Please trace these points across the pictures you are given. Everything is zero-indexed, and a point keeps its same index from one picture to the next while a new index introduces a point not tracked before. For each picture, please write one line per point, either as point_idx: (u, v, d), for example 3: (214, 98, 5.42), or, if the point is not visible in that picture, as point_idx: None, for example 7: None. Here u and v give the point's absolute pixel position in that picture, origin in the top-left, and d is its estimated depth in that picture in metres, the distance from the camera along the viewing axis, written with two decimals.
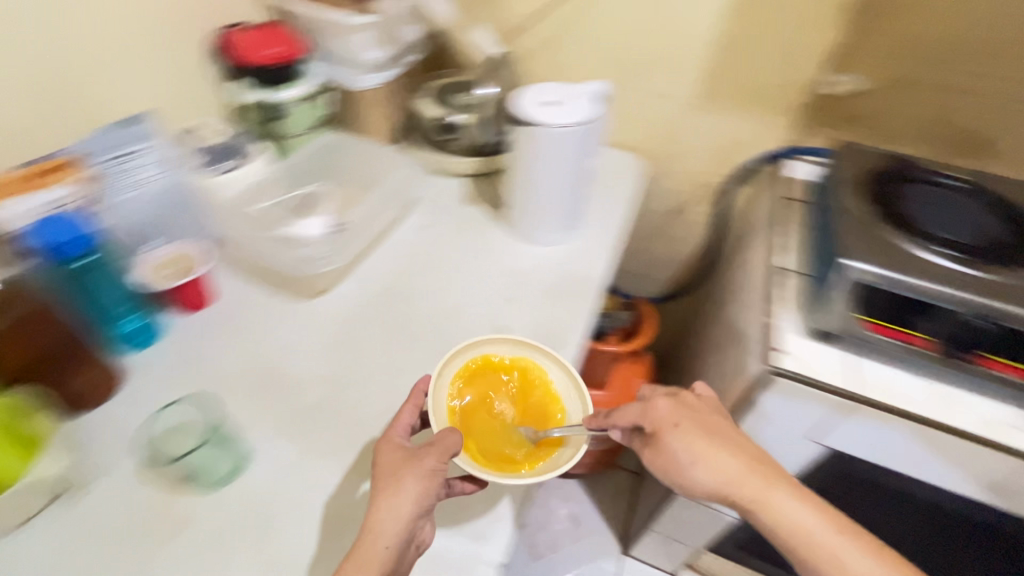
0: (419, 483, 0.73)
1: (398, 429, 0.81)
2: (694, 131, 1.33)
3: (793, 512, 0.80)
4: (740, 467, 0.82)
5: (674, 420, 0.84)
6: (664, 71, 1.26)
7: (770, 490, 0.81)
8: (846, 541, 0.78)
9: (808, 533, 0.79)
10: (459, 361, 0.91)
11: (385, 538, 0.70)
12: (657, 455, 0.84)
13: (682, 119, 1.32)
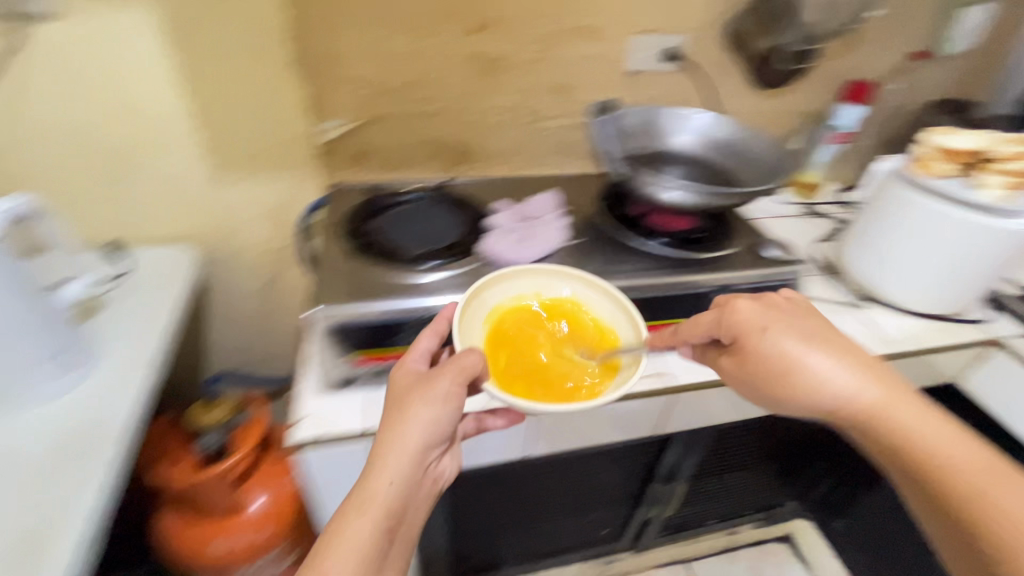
0: (379, 468, 0.55)
1: (409, 367, 0.62)
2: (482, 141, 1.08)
3: (835, 377, 0.64)
4: (853, 376, 0.64)
5: (764, 323, 0.67)
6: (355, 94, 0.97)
7: (890, 399, 0.63)
8: (967, 466, 0.58)
9: (921, 451, 0.60)
10: (501, 280, 0.70)
11: (321, 566, 0.51)
12: (742, 371, 0.68)
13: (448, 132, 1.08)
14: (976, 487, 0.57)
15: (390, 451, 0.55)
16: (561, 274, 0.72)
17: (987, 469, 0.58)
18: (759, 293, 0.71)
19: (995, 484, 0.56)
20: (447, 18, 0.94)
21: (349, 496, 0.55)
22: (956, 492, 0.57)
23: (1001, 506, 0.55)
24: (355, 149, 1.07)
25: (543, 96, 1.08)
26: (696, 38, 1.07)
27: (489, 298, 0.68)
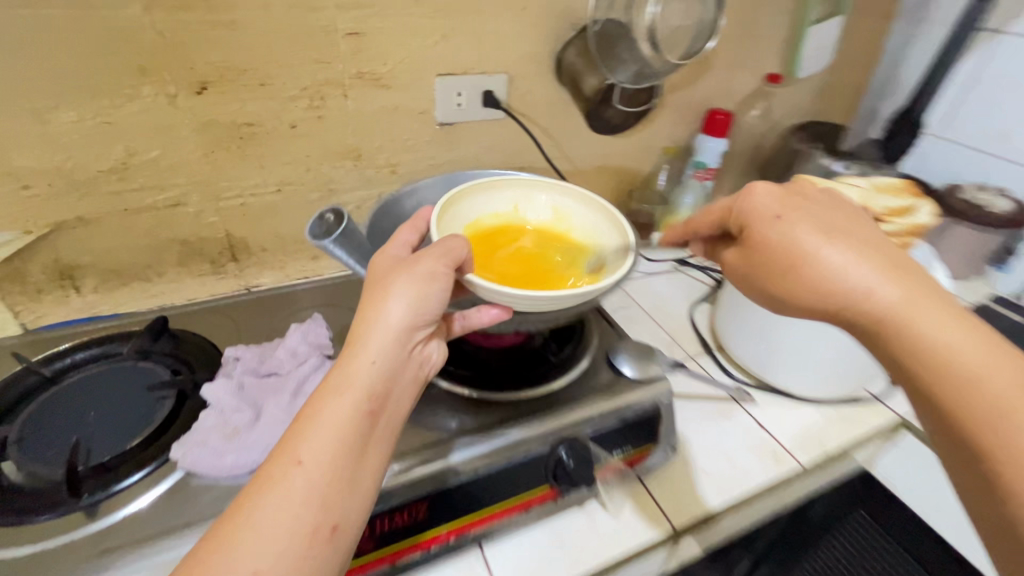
0: (366, 337, 0.46)
1: (383, 259, 0.51)
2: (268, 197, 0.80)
3: (936, 320, 0.43)
4: (867, 270, 0.46)
5: (775, 212, 0.50)
6: (26, 164, 0.64)
7: (909, 299, 0.44)
8: (993, 372, 0.41)
9: (949, 371, 0.42)
10: (498, 184, 0.68)
11: (301, 459, 0.41)
12: (757, 264, 0.52)
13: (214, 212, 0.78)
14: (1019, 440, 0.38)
15: (391, 328, 0.46)
16: (536, 184, 0.69)
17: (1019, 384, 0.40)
18: (796, 185, 0.54)
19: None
20: (148, 75, 0.65)
21: (340, 377, 0.45)
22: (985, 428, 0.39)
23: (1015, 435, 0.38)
24: (53, 268, 0.72)
25: (329, 164, 0.81)
26: (516, 78, 0.86)
27: (470, 208, 0.65)
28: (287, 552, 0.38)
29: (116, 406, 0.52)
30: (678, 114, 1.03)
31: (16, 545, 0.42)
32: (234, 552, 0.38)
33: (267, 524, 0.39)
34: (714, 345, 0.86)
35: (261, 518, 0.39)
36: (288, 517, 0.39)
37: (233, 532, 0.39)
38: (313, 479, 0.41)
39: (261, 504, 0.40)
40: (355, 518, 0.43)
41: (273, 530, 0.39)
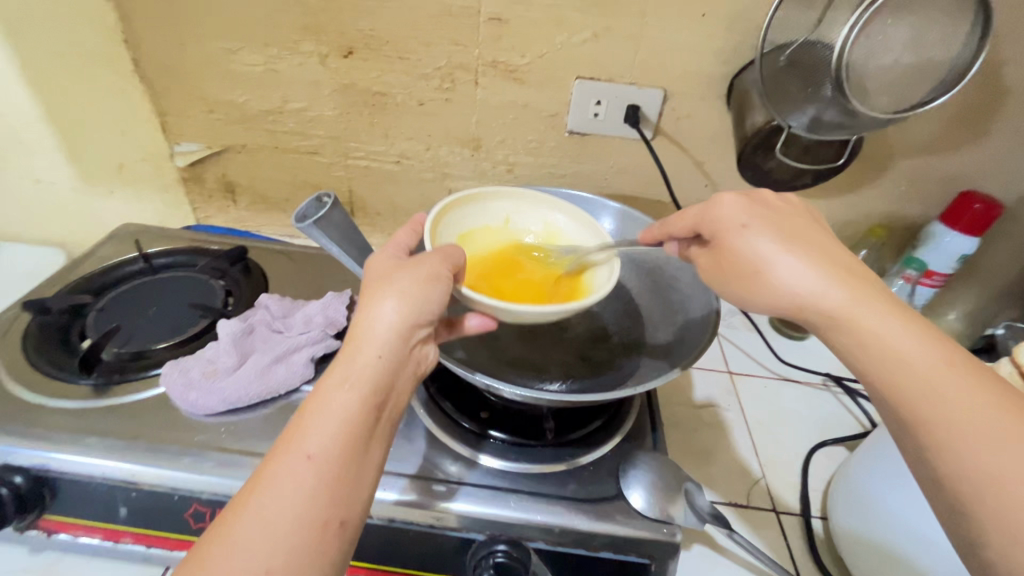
0: (369, 321, 0.38)
1: (382, 257, 0.42)
2: (390, 164, 0.83)
3: (886, 324, 0.37)
4: (817, 274, 0.39)
5: (742, 219, 0.42)
6: (218, 91, 0.77)
7: (855, 299, 0.38)
8: (957, 376, 0.34)
9: (912, 382, 0.35)
10: (483, 202, 0.57)
11: (300, 459, 0.33)
12: (725, 277, 0.44)
13: (343, 166, 0.84)
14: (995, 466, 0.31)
15: (399, 313, 0.38)
16: (517, 196, 0.59)
17: (990, 397, 0.33)
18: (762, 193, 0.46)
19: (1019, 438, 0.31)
20: (309, 34, 0.70)
21: (340, 362, 0.37)
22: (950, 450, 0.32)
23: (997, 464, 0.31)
24: (221, 181, 0.88)
25: (448, 148, 0.80)
26: (674, 96, 0.71)
27: (460, 219, 0.55)
28: (276, 565, 0.30)
29: (169, 310, 0.61)
30: (903, 185, 0.75)
31: (43, 392, 0.51)
32: (218, 561, 0.30)
33: (262, 531, 0.31)
34: (818, 509, 0.62)
35: (252, 522, 0.31)
36: (281, 524, 0.31)
37: (219, 541, 0.31)
38: (312, 482, 0.32)
39: (251, 507, 0.32)
40: (358, 531, 0.34)
41: (269, 539, 0.31)
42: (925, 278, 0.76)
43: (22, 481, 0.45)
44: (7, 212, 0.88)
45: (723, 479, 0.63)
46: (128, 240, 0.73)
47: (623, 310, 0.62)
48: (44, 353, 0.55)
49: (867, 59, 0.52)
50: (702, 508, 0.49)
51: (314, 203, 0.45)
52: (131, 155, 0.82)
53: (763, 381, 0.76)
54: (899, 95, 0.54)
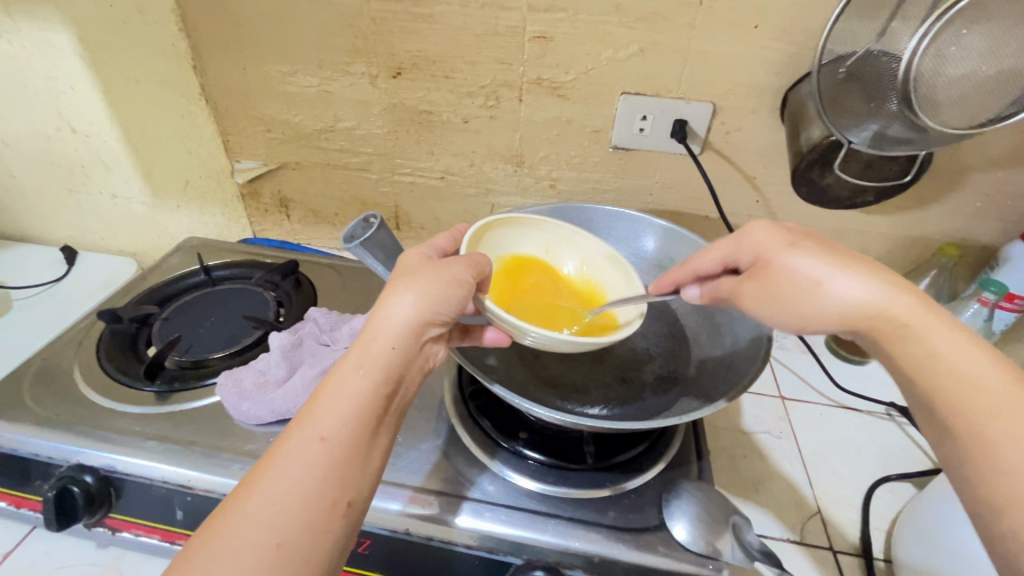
0: (387, 314, 0.38)
1: (410, 259, 0.43)
2: (432, 179, 0.84)
3: (950, 342, 0.36)
4: (874, 289, 0.39)
5: (788, 243, 0.43)
6: (274, 112, 0.81)
7: (916, 312, 0.38)
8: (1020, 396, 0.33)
9: (970, 395, 0.34)
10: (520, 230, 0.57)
11: (311, 439, 0.34)
12: (768, 291, 0.43)
13: (388, 182, 0.86)
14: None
15: (415, 308, 0.38)
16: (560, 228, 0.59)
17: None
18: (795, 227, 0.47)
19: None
20: (360, 56, 0.73)
21: (356, 349, 0.37)
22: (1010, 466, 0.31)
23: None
24: (276, 196, 0.92)
25: (491, 164, 0.81)
26: (723, 109, 0.69)
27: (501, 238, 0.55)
28: (286, 537, 0.31)
29: (225, 322, 0.64)
30: (978, 201, 0.69)
31: (110, 397, 0.55)
32: (228, 530, 0.30)
33: (273, 503, 0.31)
34: (881, 551, 0.57)
35: (263, 494, 0.32)
36: (290, 499, 0.32)
37: (230, 509, 0.31)
38: (324, 462, 0.33)
39: (266, 479, 0.32)
40: (361, 514, 0.34)
41: (279, 512, 0.31)
42: (1005, 302, 0.69)
43: (91, 481, 0.49)
44: (88, 224, 0.95)
45: (773, 511, 0.60)
46: (191, 252, 0.78)
47: (666, 333, 0.60)
48: (114, 359, 0.59)
49: (938, 70, 0.48)
50: (751, 545, 0.45)
51: (363, 225, 0.46)
52: (196, 172, 0.88)
53: (820, 408, 0.72)
54: (977, 108, 0.49)
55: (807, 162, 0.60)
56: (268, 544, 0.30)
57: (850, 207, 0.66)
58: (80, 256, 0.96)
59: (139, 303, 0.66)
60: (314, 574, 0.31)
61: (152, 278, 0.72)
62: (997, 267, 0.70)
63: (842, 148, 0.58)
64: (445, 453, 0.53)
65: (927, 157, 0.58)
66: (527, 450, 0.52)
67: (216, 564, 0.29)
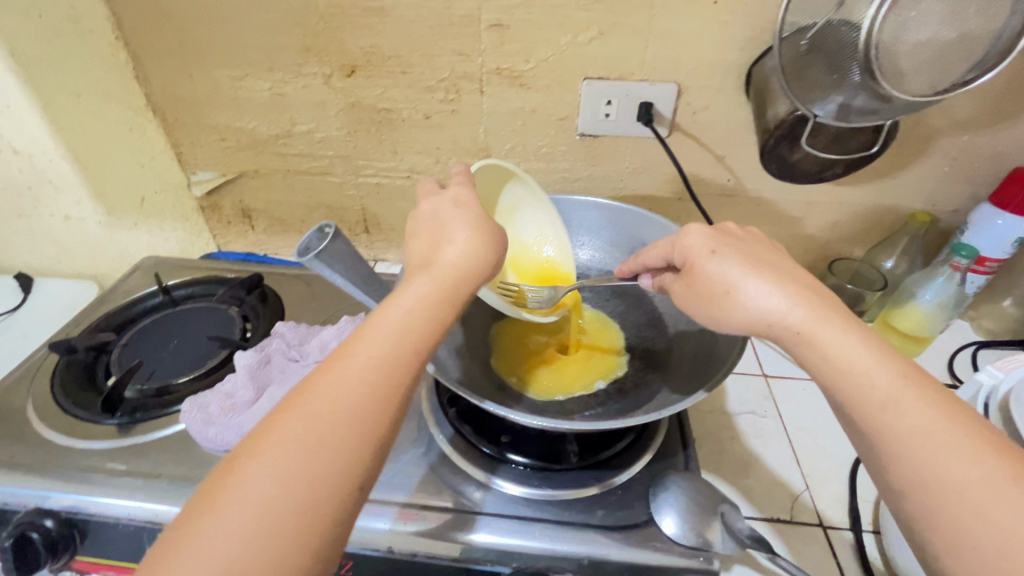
0: (458, 257, 0.41)
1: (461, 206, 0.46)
2: (398, 178, 0.82)
3: (840, 342, 0.36)
4: (777, 294, 0.38)
5: (709, 248, 0.42)
6: (227, 120, 0.78)
7: (809, 315, 0.37)
8: (907, 384, 0.34)
9: (865, 392, 0.34)
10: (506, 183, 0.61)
11: (392, 352, 0.35)
12: (696, 291, 0.43)
13: (353, 184, 0.83)
14: (963, 474, 0.30)
15: (481, 257, 0.42)
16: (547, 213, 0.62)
17: (936, 403, 0.33)
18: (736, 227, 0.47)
19: (981, 449, 0.31)
20: (311, 56, 0.70)
21: (431, 282, 0.40)
22: (917, 457, 0.31)
23: (969, 471, 0.30)
24: (238, 207, 0.89)
25: (457, 160, 0.78)
26: (689, 89, 0.68)
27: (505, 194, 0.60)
28: (374, 438, 0.33)
29: (189, 344, 0.61)
30: (946, 165, 0.69)
31: (69, 434, 0.52)
32: (318, 419, 0.32)
33: (360, 403, 0.33)
34: (869, 522, 0.57)
35: (349, 393, 0.33)
36: (376, 404, 0.34)
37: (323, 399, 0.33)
38: (408, 376, 0.35)
39: (360, 373, 0.34)
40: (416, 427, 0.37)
41: (368, 413, 0.33)
42: (976, 265, 0.70)
43: (53, 524, 0.46)
44: (41, 249, 0.91)
45: (762, 491, 0.60)
46: (150, 272, 0.74)
47: (646, 323, 0.61)
48: (70, 391, 0.56)
49: (900, 38, 0.47)
50: (741, 531, 0.45)
51: (318, 235, 0.46)
52: (150, 187, 0.84)
53: (803, 384, 0.72)
54: (939, 74, 0.49)
55: (776, 138, 0.60)
56: (359, 439, 0.32)
57: (822, 180, 0.65)
58: (36, 283, 0.91)
59: (95, 331, 0.62)
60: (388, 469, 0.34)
61: (109, 302, 0.69)
62: (966, 230, 0.70)
63: (808, 123, 0.57)
64: (426, 460, 0.52)
65: (893, 127, 0.58)
66: (511, 455, 0.51)
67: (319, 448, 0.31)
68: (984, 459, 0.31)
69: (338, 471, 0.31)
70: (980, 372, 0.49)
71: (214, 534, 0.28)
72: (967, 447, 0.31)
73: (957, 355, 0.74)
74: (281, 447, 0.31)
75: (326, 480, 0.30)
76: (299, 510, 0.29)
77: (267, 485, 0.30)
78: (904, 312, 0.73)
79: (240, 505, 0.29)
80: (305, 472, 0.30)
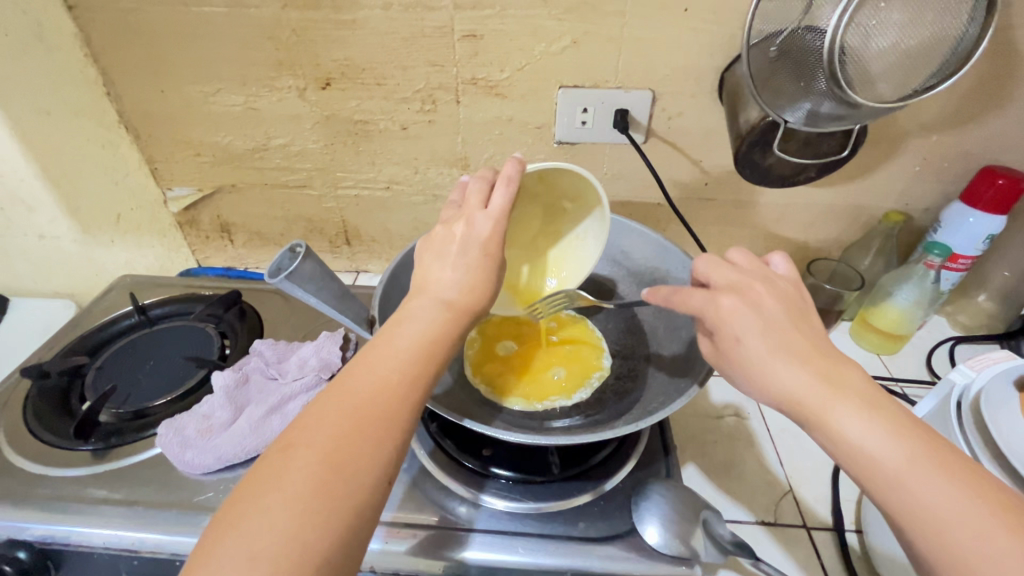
0: (468, 290, 0.40)
1: (481, 226, 0.42)
2: (377, 189, 0.81)
3: (861, 427, 0.33)
4: (803, 377, 0.35)
5: (736, 330, 0.38)
6: (200, 135, 0.77)
7: (830, 395, 0.34)
8: (925, 464, 0.32)
9: (882, 480, 0.32)
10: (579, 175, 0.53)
11: (412, 368, 0.37)
12: (721, 358, 0.40)
13: (332, 197, 0.83)
14: (993, 555, 0.29)
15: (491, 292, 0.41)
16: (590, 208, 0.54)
17: (955, 480, 0.31)
18: (773, 274, 0.41)
19: (1006, 523, 0.29)
20: (284, 69, 0.69)
21: (442, 312, 0.39)
22: (943, 544, 0.30)
23: (995, 552, 0.29)
24: (216, 221, 0.88)
25: (436, 170, 0.78)
26: (663, 95, 0.68)
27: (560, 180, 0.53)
28: (398, 445, 0.34)
29: (165, 364, 0.60)
30: (917, 165, 0.70)
31: (41, 462, 0.51)
32: (346, 425, 0.34)
33: (386, 408, 0.35)
34: (852, 522, 0.58)
35: (374, 400, 0.35)
36: (398, 411, 0.35)
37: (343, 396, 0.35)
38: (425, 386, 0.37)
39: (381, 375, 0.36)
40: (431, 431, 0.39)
41: (391, 422, 0.35)
42: (949, 262, 0.72)
43: (25, 557, 0.46)
44: (14, 269, 0.89)
45: (748, 495, 0.60)
46: (125, 291, 0.73)
47: (625, 329, 0.62)
48: (42, 417, 0.55)
49: (862, 45, 0.47)
50: (722, 538, 0.46)
51: (289, 255, 0.47)
52: (125, 204, 0.83)
53: None
54: (903, 80, 0.50)
55: (748, 144, 0.60)
56: (385, 445, 0.34)
57: (797, 182, 0.65)
58: (10, 303, 0.90)
59: (69, 354, 0.61)
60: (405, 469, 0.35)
61: (84, 323, 0.67)
62: (939, 228, 0.72)
63: (779, 128, 0.58)
64: (407, 477, 0.51)
65: (863, 130, 0.59)
66: (495, 468, 0.50)
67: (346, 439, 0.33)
68: (1010, 534, 0.29)
69: (367, 476, 0.33)
70: (952, 370, 0.49)
71: (252, 528, 0.30)
72: (991, 524, 0.29)
73: (935, 351, 0.76)
74: (309, 442, 0.33)
75: (355, 483, 0.32)
76: (331, 510, 0.31)
77: (299, 484, 0.31)
78: (881, 310, 0.74)
79: (277, 499, 0.30)
80: (335, 475, 0.32)
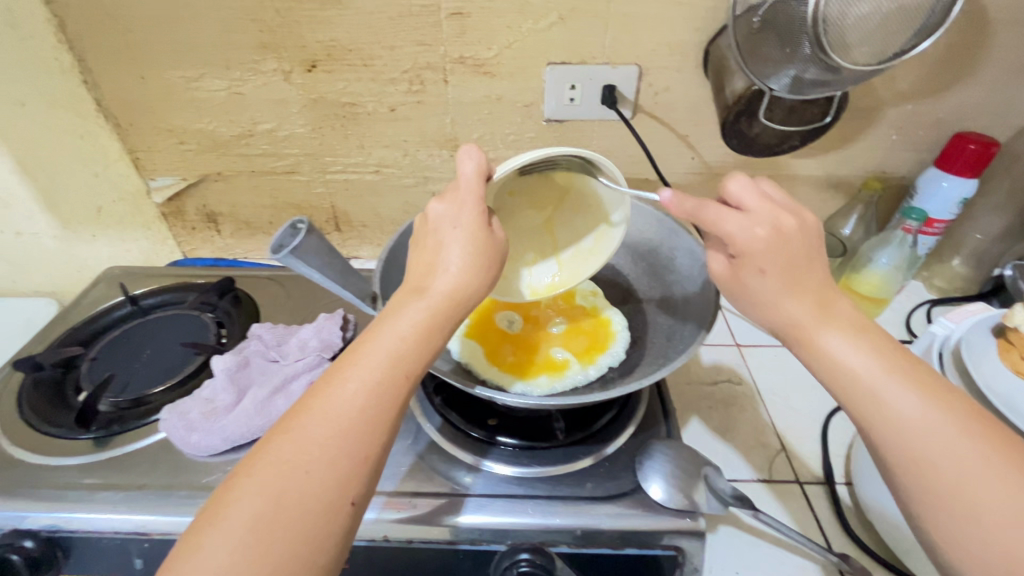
0: (455, 278, 0.40)
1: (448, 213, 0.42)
2: (366, 172, 0.81)
3: (847, 349, 0.35)
4: (804, 305, 0.37)
5: (760, 261, 0.38)
6: (181, 123, 0.75)
7: (824, 323, 0.36)
8: (897, 379, 0.34)
9: (855, 388, 0.34)
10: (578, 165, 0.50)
11: (378, 380, 0.36)
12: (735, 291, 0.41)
13: (321, 182, 0.82)
14: (948, 452, 0.32)
15: (471, 269, 0.40)
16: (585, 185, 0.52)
17: (924, 393, 0.34)
18: (803, 213, 0.40)
19: (964, 433, 0.32)
20: (269, 52, 0.68)
21: (423, 308, 0.39)
22: (907, 450, 0.33)
23: (967, 466, 0.31)
24: (202, 211, 0.86)
25: (426, 152, 0.78)
26: (649, 70, 0.69)
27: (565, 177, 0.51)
28: (357, 463, 0.34)
29: (162, 352, 0.60)
30: (893, 134, 0.73)
31: (40, 452, 0.50)
32: (300, 446, 0.34)
33: (336, 428, 0.34)
34: (841, 475, 0.60)
35: (332, 421, 0.35)
36: (363, 430, 0.35)
37: (296, 419, 0.35)
38: (385, 398, 0.36)
39: (329, 396, 0.36)
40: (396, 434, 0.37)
41: (351, 441, 0.34)
42: (926, 227, 0.75)
43: (32, 545, 0.45)
44: None
45: (742, 454, 0.62)
46: (113, 282, 0.72)
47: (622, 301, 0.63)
48: (36, 408, 0.54)
49: (843, 9, 0.49)
50: (723, 492, 0.48)
51: (290, 232, 0.49)
52: (107, 196, 0.81)
53: (773, 350, 0.74)
54: (883, 43, 0.52)
55: (734, 113, 0.63)
56: (338, 465, 0.34)
57: (780, 150, 0.67)
58: None
59: (61, 347, 0.60)
60: (369, 483, 0.35)
61: (72, 316, 0.66)
62: (915, 194, 0.74)
63: (764, 96, 0.60)
64: (414, 450, 0.52)
65: (844, 96, 0.61)
66: (499, 437, 0.52)
67: (295, 465, 0.33)
68: (965, 436, 0.32)
69: (325, 500, 0.33)
70: (934, 323, 0.52)
71: (205, 560, 0.30)
72: (949, 429, 0.32)
73: (914, 313, 0.79)
74: (262, 469, 0.33)
75: (304, 506, 0.32)
76: (282, 540, 0.31)
77: (244, 510, 0.32)
78: (860, 277, 0.77)
79: (220, 530, 0.31)
80: (284, 507, 0.32)
